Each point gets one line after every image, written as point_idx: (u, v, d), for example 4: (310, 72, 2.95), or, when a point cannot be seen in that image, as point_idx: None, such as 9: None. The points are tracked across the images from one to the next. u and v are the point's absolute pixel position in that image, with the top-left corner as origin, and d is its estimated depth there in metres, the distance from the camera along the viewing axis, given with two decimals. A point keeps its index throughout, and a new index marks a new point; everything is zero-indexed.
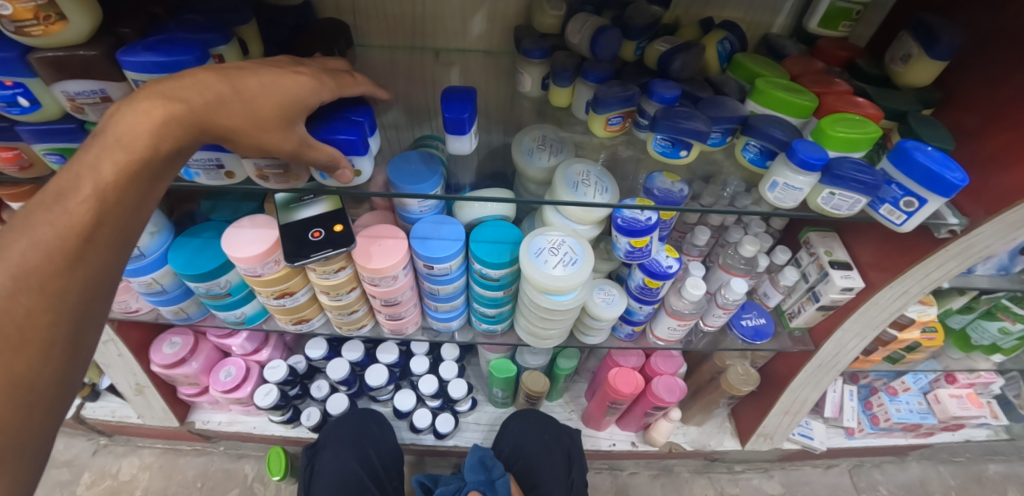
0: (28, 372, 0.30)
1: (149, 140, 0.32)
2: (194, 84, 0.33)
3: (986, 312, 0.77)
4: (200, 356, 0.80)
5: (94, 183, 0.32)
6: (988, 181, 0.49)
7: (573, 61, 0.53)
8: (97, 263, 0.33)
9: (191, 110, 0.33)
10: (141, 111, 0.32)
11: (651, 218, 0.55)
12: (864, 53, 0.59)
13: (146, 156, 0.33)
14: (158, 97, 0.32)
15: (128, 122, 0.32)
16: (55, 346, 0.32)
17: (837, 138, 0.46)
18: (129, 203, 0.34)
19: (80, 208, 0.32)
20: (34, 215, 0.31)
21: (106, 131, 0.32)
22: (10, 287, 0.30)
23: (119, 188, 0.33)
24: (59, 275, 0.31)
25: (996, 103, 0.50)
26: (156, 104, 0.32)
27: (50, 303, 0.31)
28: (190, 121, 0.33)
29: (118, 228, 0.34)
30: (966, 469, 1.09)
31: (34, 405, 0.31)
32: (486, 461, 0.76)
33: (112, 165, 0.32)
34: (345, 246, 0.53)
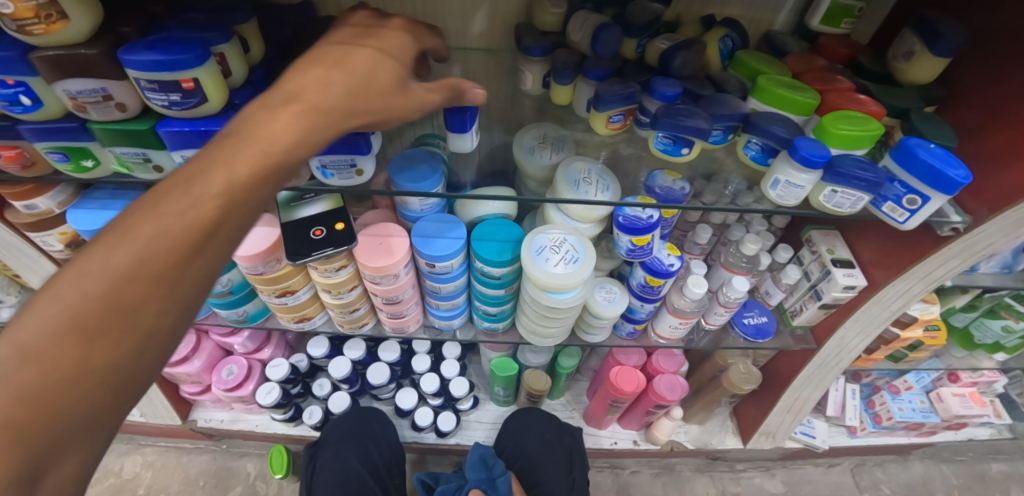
0: (128, 364, 0.28)
1: (291, 145, 0.30)
2: (321, 82, 0.32)
3: (989, 310, 0.77)
4: (202, 355, 0.81)
5: (228, 178, 0.28)
6: (992, 179, 0.49)
7: (574, 58, 0.53)
8: (215, 258, 0.29)
9: (326, 111, 0.31)
10: (280, 120, 0.30)
11: (652, 216, 0.55)
12: (867, 50, 0.59)
13: (282, 160, 0.30)
14: (287, 103, 0.30)
15: (267, 124, 0.30)
16: (156, 339, 0.29)
17: (839, 135, 0.46)
18: (259, 203, 0.30)
19: (210, 202, 0.28)
20: (167, 198, 0.28)
21: (243, 131, 0.30)
22: (130, 270, 0.27)
23: (249, 190, 0.29)
24: (176, 268, 0.28)
25: (999, 100, 0.50)
26: (292, 112, 0.30)
27: (161, 294, 0.28)
28: (326, 122, 0.31)
29: (245, 222, 0.30)
30: (969, 468, 1.09)
31: (123, 395, 0.29)
32: (487, 460, 0.76)
33: (246, 164, 0.29)
34: (347, 244, 0.53)
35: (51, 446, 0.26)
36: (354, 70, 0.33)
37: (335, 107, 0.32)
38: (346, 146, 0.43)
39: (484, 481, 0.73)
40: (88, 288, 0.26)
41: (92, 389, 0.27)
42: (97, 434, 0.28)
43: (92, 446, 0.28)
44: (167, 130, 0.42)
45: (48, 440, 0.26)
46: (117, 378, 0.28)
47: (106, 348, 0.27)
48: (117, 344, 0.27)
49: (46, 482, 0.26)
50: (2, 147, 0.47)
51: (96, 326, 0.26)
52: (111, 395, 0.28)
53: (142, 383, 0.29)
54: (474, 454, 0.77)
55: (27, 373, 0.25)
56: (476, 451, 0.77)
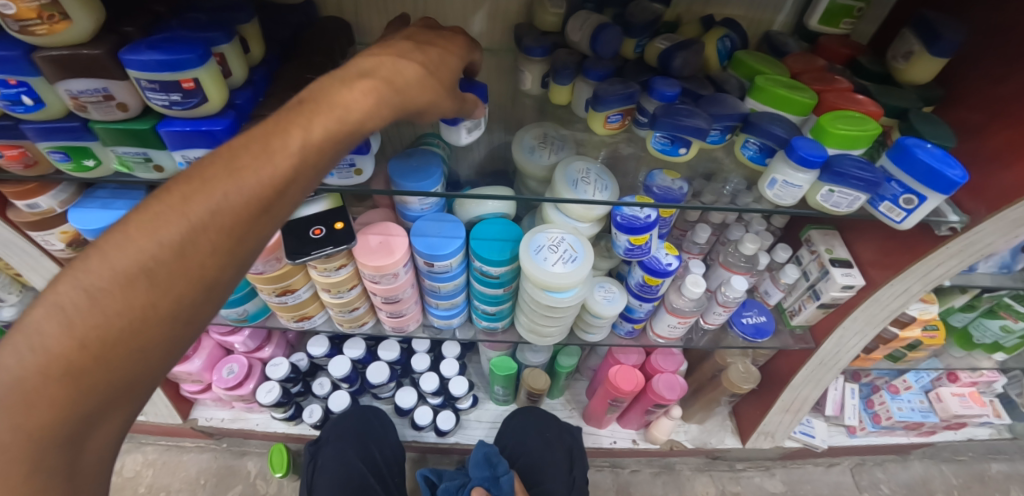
0: (190, 310, 0.30)
1: (362, 116, 0.32)
2: (392, 70, 0.34)
3: (988, 310, 0.77)
4: (203, 353, 0.81)
5: (302, 141, 0.30)
6: (990, 179, 0.49)
7: (573, 58, 0.54)
8: (278, 217, 0.31)
9: (396, 93, 0.33)
10: (360, 92, 0.32)
11: (650, 215, 0.55)
12: (866, 51, 0.59)
13: (354, 130, 0.32)
14: (368, 81, 0.33)
15: (343, 97, 0.32)
16: (216, 290, 0.30)
17: (837, 135, 0.46)
18: (323, 167, 0.32)
19: (284, 161, 0.30)
20: (239, 156, 0.29)
21: (320, 100, 0.31)
22: (205, 221, 0.28)
23: (320, 153, 0.31)
24: (247, 223, 0.29)
25: (997, 100, 0.50)
26: (370, 87, 0.32)
27: (226, 249, 0.29)
28: (396, 102, 0.33)
29: (308, 184, 0.31)
30: (968, 468, 1.09)
31: (175, 344, 0.30)
32: (491, 457, 0.76)
33: (322, 129, 0.31)
34: (346, 243, 0.53)
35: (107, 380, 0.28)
36: (418, 68, 0.35)
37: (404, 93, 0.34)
38: None
39: (489, 479, 0.73)
40: (162, 236, 0.27)
41: (155, 334, 0.29)
42: (155, 371, 0.31)
43: (152, 378, 0.31)
44: (168, 130, 0.42)
45: (118, 370, 0.28)
46: (177, 323, 0.30)
47: (173, 295, 0.28)
48: (183, 292, 0.29)
49: (103, 403, 0.29)
50: (4, 147, 0.47)
51: (165, 273, 0.28)
52: (171, 337, 0.30)
53: (199, 328, 0.31)
54: (478, 453, 0.78)
55: (103, 308, 0.27)
56: (479, 450, 0.78)
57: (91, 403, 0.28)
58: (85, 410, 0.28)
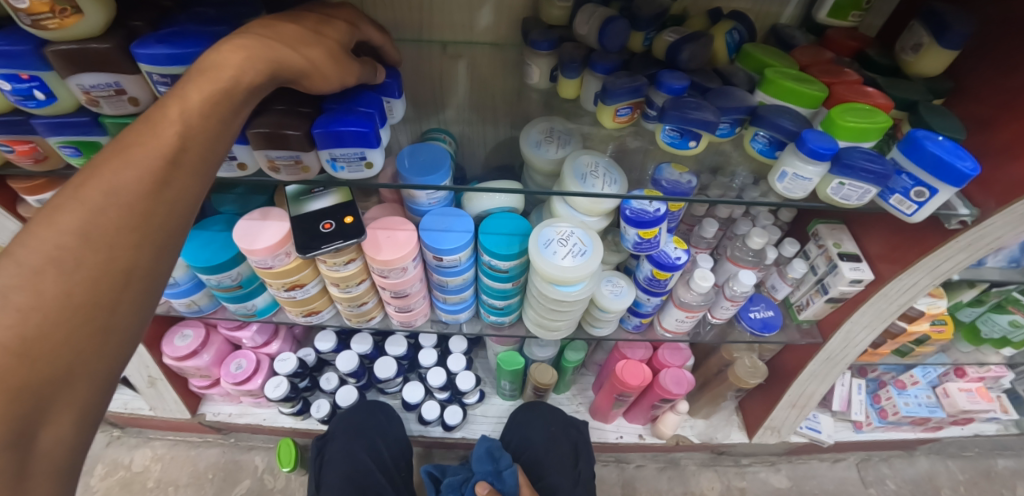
0: (113, 294, 0.29)
1: (235, 72, 0.34)
2: (265, 32, 0.37)
3: (996, 305, 0.77)
4: (211, 349, 0.81)
5: (181, 110, 0.32)
6: (1001, 171, 0.49)
7: (580, 52, 0.54)
8: (179, 191, 0.33)
9: (268, 48, 0.35)
10: (227, 50, 0.34)
11: (659, 209, 0.54)
12: (874, 43, 0.59)
13: (230, 87, 0.34)
14: (235, 42, 0.35)
15: (212, 58, 0.34)
16: (137, 269, 0.30)
17: (847, 128, 0.46)
18: (212, 132, 0.34)
19: (168, 132, 0.32)
20: (125, 141, 0.32)
21: (193, 68, 0.34)
22: (103, 202, 0.29)
23: (204, 116, 0.33)
24: (147, 197, 0.31)
25: (1005, 92, 0.50)
26: (236, 46, 0.34)
27: (135, 225, 0.30)
28: (270, 57, 0.35)
29: (203, 153, 0.34)
30: (975, 464, 1.09)
31: (107, 339, 0.29)
32: (494, 453, 0.76)
33: (198, 93, 0.33)
34: (355, 237, 0.54)
35: (41, 385, 0.26)
36: (291, 32, 0.38)
37: (280, 51, 0.36)
38: (353, 139, 0.43)
39: (491, 474, 0.73)
40: (62, 223, 0.28)
41: (82, 323, 0.28)
42: (91, 372, 0.29)
43: (88, 384, 0.29)
44: None
45: (45, 372, 0.26)
46: (103, 311, 0.29)
47: (86, 277, 0.28)
48: (96, 272, 0.29)
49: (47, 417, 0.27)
50: (15, 142, 0.47)
51: (74, 256, 0.28)
52: (100, 328, 0.29)
53: (130, 318, 0.31)
54: (481, 447, 0.78)
55: (13, 305, 0.26)
56: (482, 445, 0.77)
57: (18, 422, 0.26)
58: (12, 431, 0.25)
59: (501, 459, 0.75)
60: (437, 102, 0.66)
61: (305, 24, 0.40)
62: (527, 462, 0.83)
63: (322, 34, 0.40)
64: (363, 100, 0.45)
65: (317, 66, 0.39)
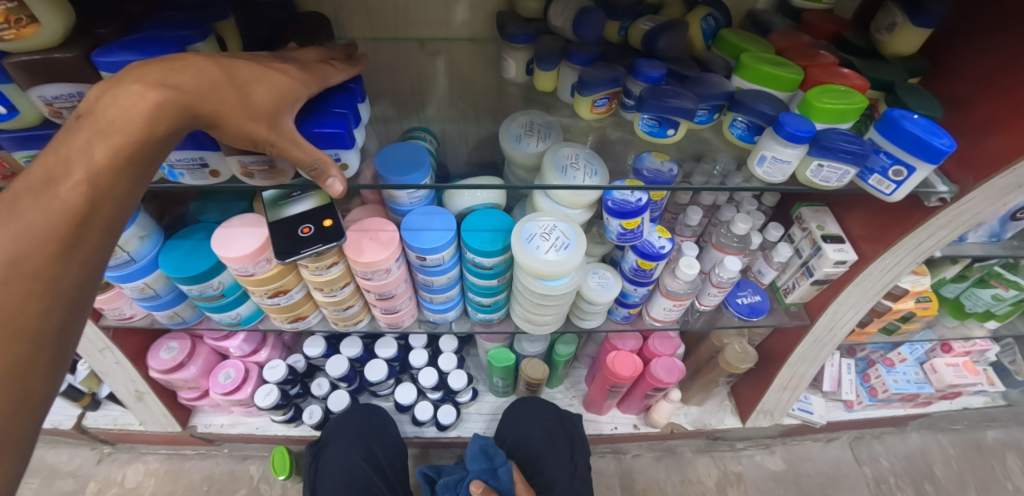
0: (25, 365, 0.29)
1: (144, 123, 0.31)
2: (187, 69, 0.33)
3: (979, 280, 0.78)
4: (199, 360, 0.80)
5: (86, 169, 0.30)
6: (980, 147, 0.50)
7: (557, 44, 0.53)
8: (88, 251, 0.32)
9: (186, 94, 0.32)
10: (134, 94, 0.31)
11: (641, 199, 0.54)
12: (850, 25, 0.60)
13: (142, 140, 0.31)
14: (149, 81, 0.31)
15: (118, 105, 0.31)
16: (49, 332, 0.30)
17: (825, 110, 0.46)
18: (125, 185, 0.32)
19: (72, 191, 0.30)
20: (17, 199, 0.29)
21: (93, 112, 0.30)
22: (5, 274, 0.28)
23: (112, 173, 0.31)
24: (55, 261, 0.30)
25: (984, 70, 0.51)
26: (149, 88, 0.31)
27: (44, 291, 0.30)
28: (185, 105, 0.32)
29: (113, 208, 0.32)
30: (965, 437, 1.10)
31: (24, 407, 0.29)
32: (488, 450, 0.75)
33: (105, 147, 0.31)
34: (336, 240, 0.53)
35: None
36: (223, 72, 0.34)
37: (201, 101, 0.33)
38: (327, 141, 0.42)
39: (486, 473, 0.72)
40: None
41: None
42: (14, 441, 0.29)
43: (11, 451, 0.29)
44: None
45: None
46: (11, 382, 0.29)
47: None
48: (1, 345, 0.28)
49: None
50: None
51: None
52: (13, 395, 0.29)
53: (47, 380, 0.31)
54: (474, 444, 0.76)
55: None
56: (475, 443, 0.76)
57: None
58: None
59: (496, 455, 0.75)
60: (417, 100, 0.66)
61: (242, 63, 0.36)
62: (523, 456, 0.83)
63: (263, 75, 0.36)
64: (336, 101, 0.44)
65: (246, 115, 0.35)
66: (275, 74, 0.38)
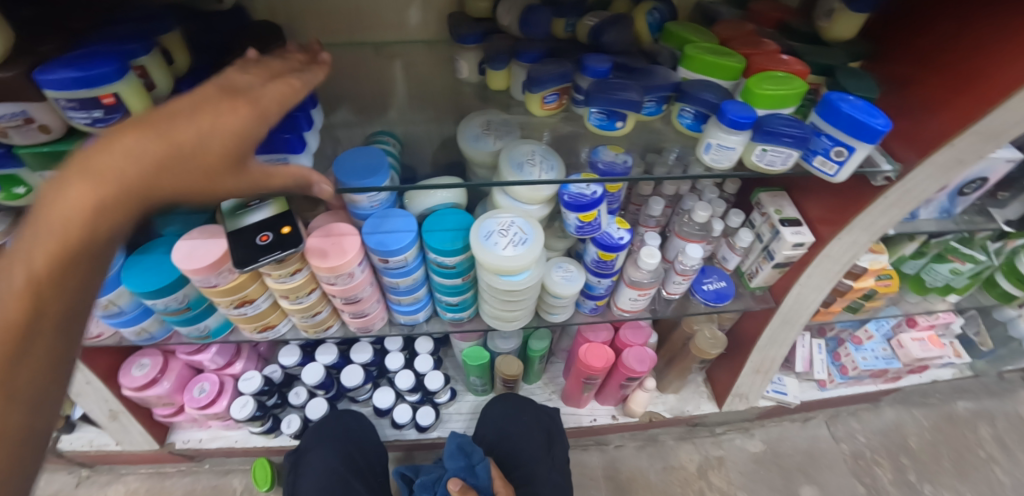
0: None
1: (84, 223, 0.29)
2: (123, 153, 0.30)
3: (938, 255, 0.81)
4: (171, 376, 0.80)
5: (27, 276, 0.29)
6: (921, 125, 0.52)
7: (506, 43, 0.54)
8: (46, 353, 0.32)
9: (126, 184, 0.29)
10: (70, 194, 0.29)
11: (596, 191, 0.55)
12: (794, 12, 0.61)
13: (83, 240, 0.30)
14: (86, 175, 0.29)
15: (52, 206, 0.29)
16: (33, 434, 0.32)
17: (766, 96, 0.48)
18: (75, 284, 0.31)
19: (15, 303, 0.29)
20: None
21: (36, 215, 0.29)
22: None
23: (56, 277, 0.30)
24: (4, 371, 0.30)
25: (921, 51, 0.53)
26: (84, 185, 0.29)
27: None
28: (126, 195, 0.30)
29: (64, 306, 0.32)
30: (937, 409, 1.13)
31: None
32: (465, 447, 0.76)
33: (47, 253, 0.29)
34: (295, 246, 0.53)
35: None
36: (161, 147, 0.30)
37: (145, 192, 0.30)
38: (282, 145, 0.44)
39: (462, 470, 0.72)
40: None
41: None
42: None
43: None
44: None
45: None
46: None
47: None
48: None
49: None
50: None
51: None
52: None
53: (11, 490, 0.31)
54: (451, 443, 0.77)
55: None
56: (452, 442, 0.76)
57: None
58: None
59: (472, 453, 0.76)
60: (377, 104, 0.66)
61: (189, 114, 0.32)
62: (502, 450, 0.83)
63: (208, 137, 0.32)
64: (287, 105, 0.46)
65: (200, 181, 0.32)
66: (229, 118, 0.32)
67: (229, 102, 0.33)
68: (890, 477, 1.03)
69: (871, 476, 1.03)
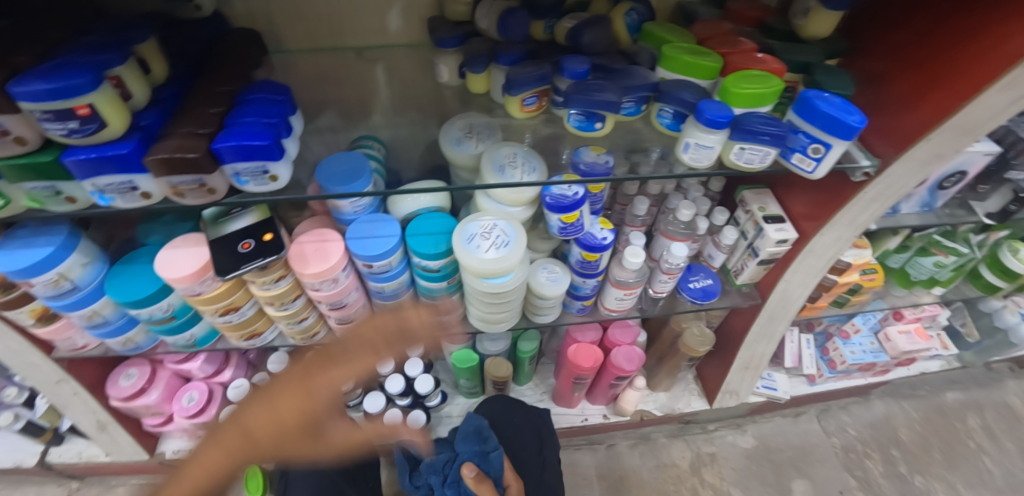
0: None
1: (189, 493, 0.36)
2: (276, 411, 0.39)
3: (921, 248, 0.81)
4: (160, 385, 0.80)
5: None
6: (897, 120, 0.52)
7: (485, 46, 0.54)
8: None
9: (259, 446, 0.38)
10: (203, 459, 0.37)
11: (578, 192, 0.55)
12: (772, 11, 0.62)
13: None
14: (238, 429, 0.38)
15: (197, 462, 0.37)
16: None
17: (743, 95, 0.48)
18: None
19: None
20: None
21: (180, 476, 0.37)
22: None
23: None
24: None
25: (896, 48, 0.53)
26: (218, 448, 0.37)
27: None
28: (250, 455, 0.38)
29: None
30: (927, 401, 1.14)
31: None
32: (481, 430, 0.76)
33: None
34: (276, 253, 0.53)
35: None
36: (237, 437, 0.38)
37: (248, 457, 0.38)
38: (257, 154, 0.43)
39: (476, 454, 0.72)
40: None
41: None
42: None
43: None
44: (72, 160, 0.40)
45: None
46: None
47: None
48: None
49: None
50: None
51: None
52: None
53: None
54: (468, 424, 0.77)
55: None
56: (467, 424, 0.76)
57: None
58: None
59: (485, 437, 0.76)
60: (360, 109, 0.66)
61: (327, 355, 0.40)
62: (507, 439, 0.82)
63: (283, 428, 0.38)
64: (264, 112, 0.45)
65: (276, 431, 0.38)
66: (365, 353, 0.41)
67: (330, 365, 0.40)
68: (882, 470, 1.04)
69: (862, 469, 1.04)
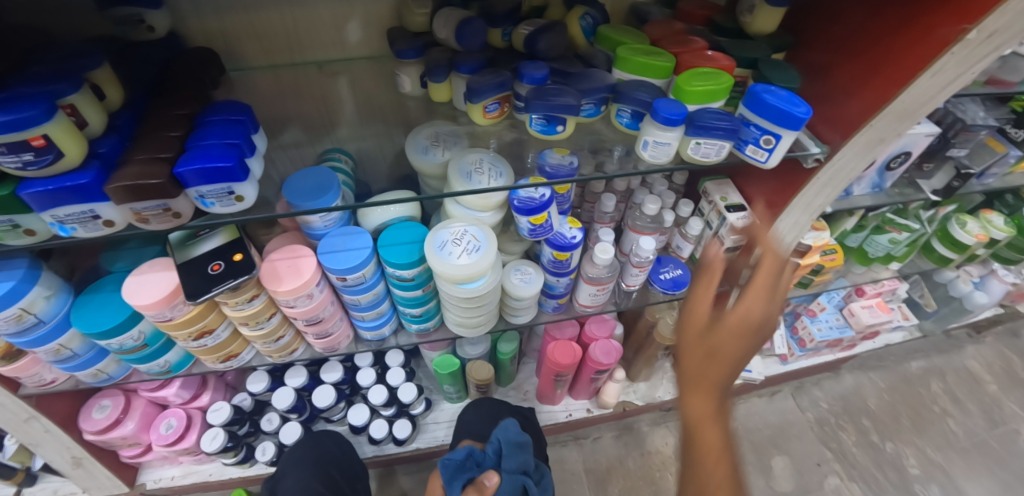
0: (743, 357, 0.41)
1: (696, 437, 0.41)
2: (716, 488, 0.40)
3: (876, 227, 0.86)
4: (136, 414, 0.78)
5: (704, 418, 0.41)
6: (842, 108, 0.55)
7: (445, 55, 0.55)
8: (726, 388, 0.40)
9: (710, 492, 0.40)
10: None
11: (545, 194, 0.56)
12: (721, 9, 0.64)
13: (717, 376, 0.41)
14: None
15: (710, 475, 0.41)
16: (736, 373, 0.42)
17: (696, 92, 0.50)
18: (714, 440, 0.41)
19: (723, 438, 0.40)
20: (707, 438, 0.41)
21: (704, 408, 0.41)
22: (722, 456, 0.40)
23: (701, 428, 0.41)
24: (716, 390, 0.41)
25: (837, 39, 0.56)
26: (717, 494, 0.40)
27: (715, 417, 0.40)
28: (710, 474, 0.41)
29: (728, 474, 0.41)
30: (893, 371, 1.20)
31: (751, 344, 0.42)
32: (502, 448, 0.69)
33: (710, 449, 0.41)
34: (248, 273, 0.53)
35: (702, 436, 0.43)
36: (705, 373, 0.42)
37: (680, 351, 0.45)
38: (220, 176, 0.43)
39: (470, 451, 0.70)
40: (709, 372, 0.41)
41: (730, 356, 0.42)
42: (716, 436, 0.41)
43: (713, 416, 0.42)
44: (29, 193, 0.39)
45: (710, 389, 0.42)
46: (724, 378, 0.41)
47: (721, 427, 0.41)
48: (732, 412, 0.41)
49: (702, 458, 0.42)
50: None
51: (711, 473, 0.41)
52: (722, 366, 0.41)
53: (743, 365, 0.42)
54: (508, 434, 0.70)
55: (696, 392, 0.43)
56: (497, 437, 0.71)
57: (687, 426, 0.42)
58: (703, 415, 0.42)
59: (509, 457, 0.68)
60: (326, 122, 0.66)
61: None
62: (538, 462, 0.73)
63: (716, 471, 0.41)
64: (226, 133, 0.45)
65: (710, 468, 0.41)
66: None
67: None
68: (855, 441, 1.09)
69: (836, 441, 1.09)
